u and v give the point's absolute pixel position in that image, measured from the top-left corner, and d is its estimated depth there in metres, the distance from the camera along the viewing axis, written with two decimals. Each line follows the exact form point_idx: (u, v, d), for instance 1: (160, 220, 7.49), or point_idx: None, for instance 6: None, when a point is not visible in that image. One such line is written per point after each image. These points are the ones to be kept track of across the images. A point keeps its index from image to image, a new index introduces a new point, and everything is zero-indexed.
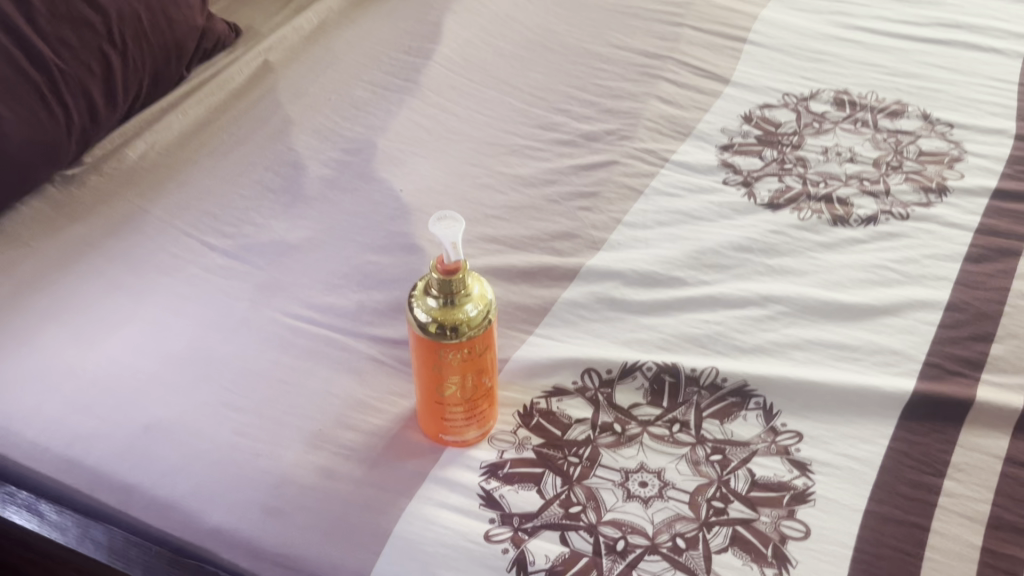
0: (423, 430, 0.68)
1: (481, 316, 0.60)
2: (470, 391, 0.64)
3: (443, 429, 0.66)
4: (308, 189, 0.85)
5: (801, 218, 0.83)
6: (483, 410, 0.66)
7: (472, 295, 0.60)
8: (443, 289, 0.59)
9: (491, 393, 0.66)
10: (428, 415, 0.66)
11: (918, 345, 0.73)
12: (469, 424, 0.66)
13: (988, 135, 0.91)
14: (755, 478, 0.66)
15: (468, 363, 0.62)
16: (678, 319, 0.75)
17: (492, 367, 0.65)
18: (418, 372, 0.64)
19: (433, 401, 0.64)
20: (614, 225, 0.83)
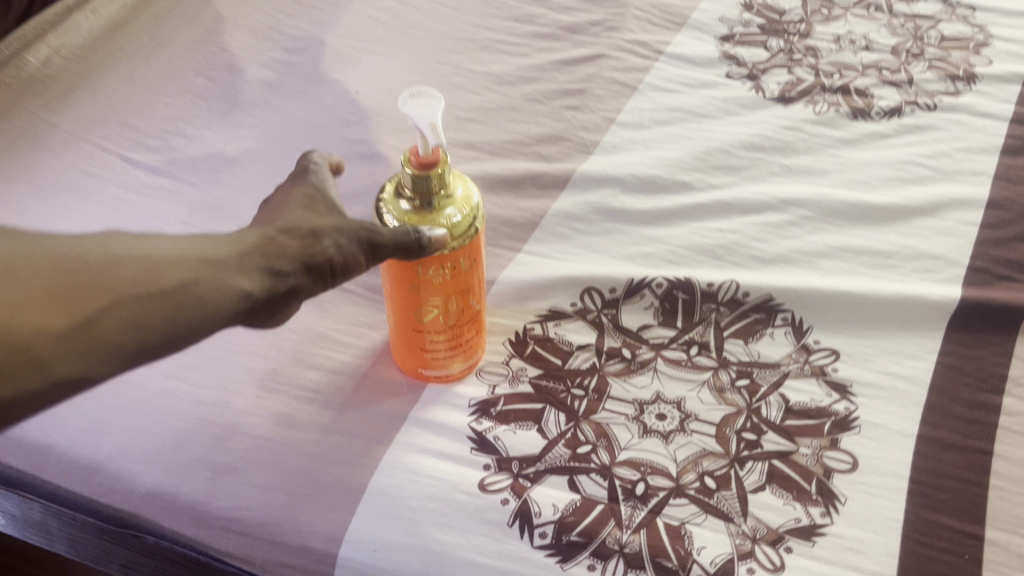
0: (399, 365, 0.57)
1: (464, 223, 0.48)
2: (454, 315, 0.53)
3: (422, 361, 0.56)
4: (246, 94, 0.73)
5: (817, 112, 0.73)
6: (469, 339, 0.56)
7: (453, 197, 0.48)
8: (417, 189, 0.47)
9: (478, 318, 0.56)
10: (403, 346, 0.55)
11: (960, 249, 0.64)
12: (454, 355, 0.56)
13: (1014, 18, 0.81)
14: (790, 404, 0.56)
15: (451, 283, 0.51)
16: (687, 229, 0.65)
17: (479, 287, 0.54)
18: (391, 296, 0.53)
19: (411, 330, 0.54)
20: (606, 125, 0.72)
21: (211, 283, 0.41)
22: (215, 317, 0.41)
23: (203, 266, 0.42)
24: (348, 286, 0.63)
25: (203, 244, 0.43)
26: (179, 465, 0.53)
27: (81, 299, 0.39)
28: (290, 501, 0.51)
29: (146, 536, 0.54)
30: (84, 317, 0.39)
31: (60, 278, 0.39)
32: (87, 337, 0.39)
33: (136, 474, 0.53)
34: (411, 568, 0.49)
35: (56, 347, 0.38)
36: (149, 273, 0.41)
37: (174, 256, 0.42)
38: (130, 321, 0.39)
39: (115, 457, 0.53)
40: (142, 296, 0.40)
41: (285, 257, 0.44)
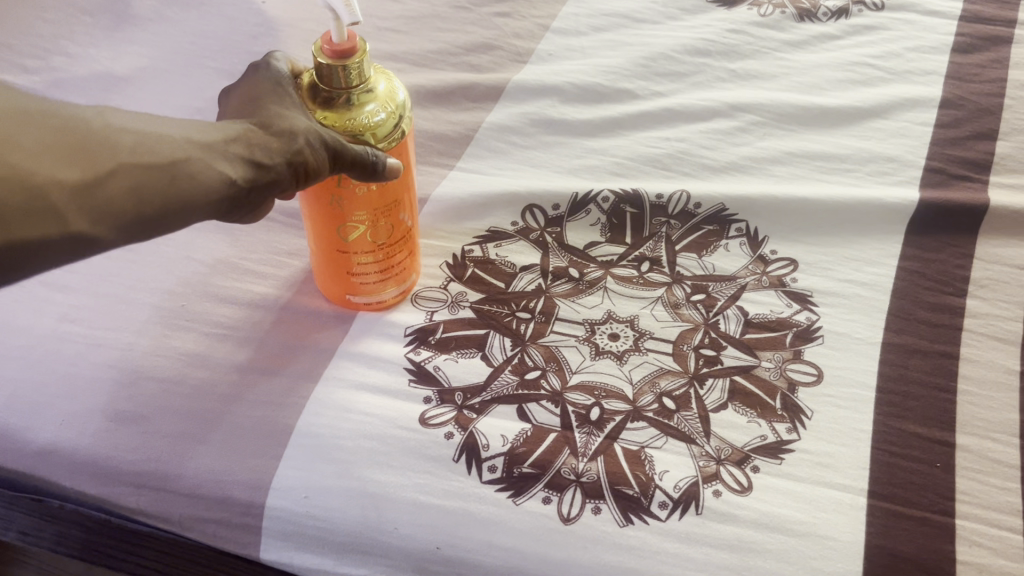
0: (324, 293, 0.52)
1: (389, 121, 0.43)
2: (384, 232, 0.48)
3: (350, 287, 0.50)
4: (138, 9, 0.65)
5: (761, 14, 0.69)
6: (403, 260, 0.51)
7: (376, 92, 0.42)
8: (334, 80, 0.41)
9: (412, 237, 0.51)
10: (328, 272, 0.50)
11: (915, 150, 0.61)
12: (387, 281, 0.51)
13: None
14: (748, 318, 0.53)
15: (379, 196, 0.46)
16: (632, 139, 0.61)
17: (410, 201, 0.49)
18: (309, 213, 0.47)
19: (336, 251, 0.48)
20: (540, 33, 0.67)
21: (203, 166, 0.41)
22: (205, 199, 0.41)
23: (195, 148, 0.41)
24: None
25: (194, 129, 0.42)
26: (77, 415, 0.47)
27: (91, 160, 0.39)
28: (206, 449, 0.46)
29: (46, 499, 0.49)
30: (95, 177, 0.39)
31: (72, 137, 0.39)
32: (95, 200, 0.39)
33: (27, 429, 0.47)
34: (346, 514, 0.44)
35: (69, 200, 0.38)
36: (153, 145, 0.40)
37: (171, 133, 0.41)
38: (133, 190, 0.39)
39: (1, 411, 0.47)
40: (146, 166, 0.40)
41: (266, 154, 0.42)
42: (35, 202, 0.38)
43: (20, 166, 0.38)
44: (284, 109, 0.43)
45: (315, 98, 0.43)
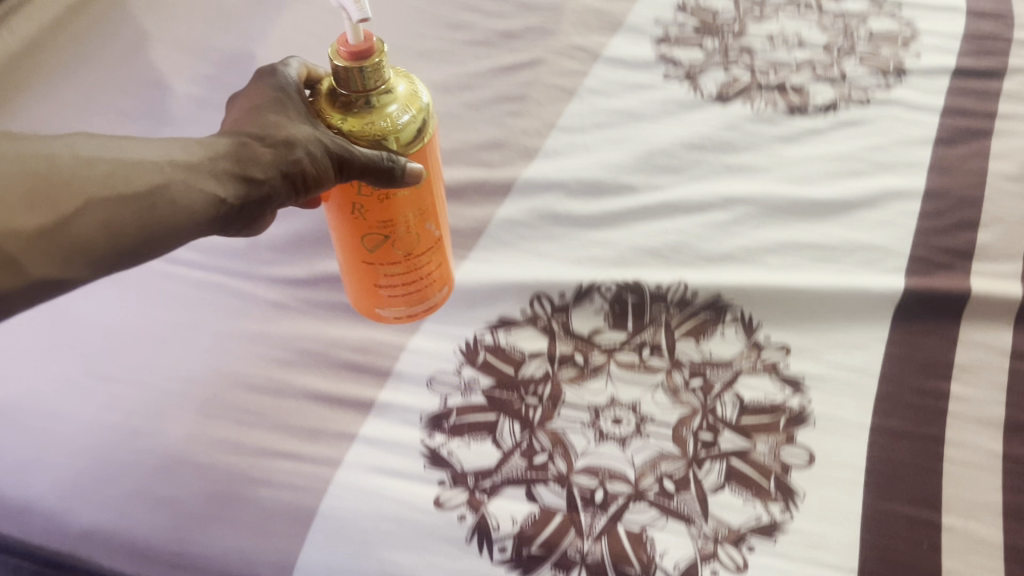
0: (361, 302, 0.57)
1: (411, 117, 0.48)
2: (412, 240, 0.53)
3: (380, 296, 0.55)
4: (176, 114, 0.70)
5: (754, 110, 0.74)
6: (431, 270, 0.56)
7: (395, 94, 0.47)
8: (352, 83, 0.46)
9: (441, 247, 0.56)
10: (360, 280, 0.55)
11: (901, 239, 0.65)
12: (415, 290, 0.56)
13: (939, 13, 0.83)
14: (744, 402, 0.56)
15: (397, 205, 0.51)
16: (633, 231, 0.65)
17: (439, 210, 0.54)
18: (338, 227, 0.52)
19: (364, 258, 0.53)
20: (547, 130, 0.72)
21: (185, 191, 0.46)
22: (189, 220, 0.47)
23: (174, 173, 0.47)
24: (288, 302, 0.60)
25: (176, 154, 0.47)
26: (118, 498, 0.50)
27: (58, 200, 0.43)
28: (237, 531, 0.49)
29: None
30: (64, 218, 0.43)
31: (35, 179, 0.43)
32: (64, 239, 0.43)
33: (71, 512, 0.50)
34: None
35: (47, 239, 0.43)
36: (124, 178, 0.45)
37: (142, 161, 0.46)
38: (104, 225, 0.44)
39: (48, 495, 0.51)
40: (118, 200, 0.45)
41: (261, 165, 0.48)
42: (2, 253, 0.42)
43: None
44: (279, 119, 0.49)
45: (338, 103, 0.48)
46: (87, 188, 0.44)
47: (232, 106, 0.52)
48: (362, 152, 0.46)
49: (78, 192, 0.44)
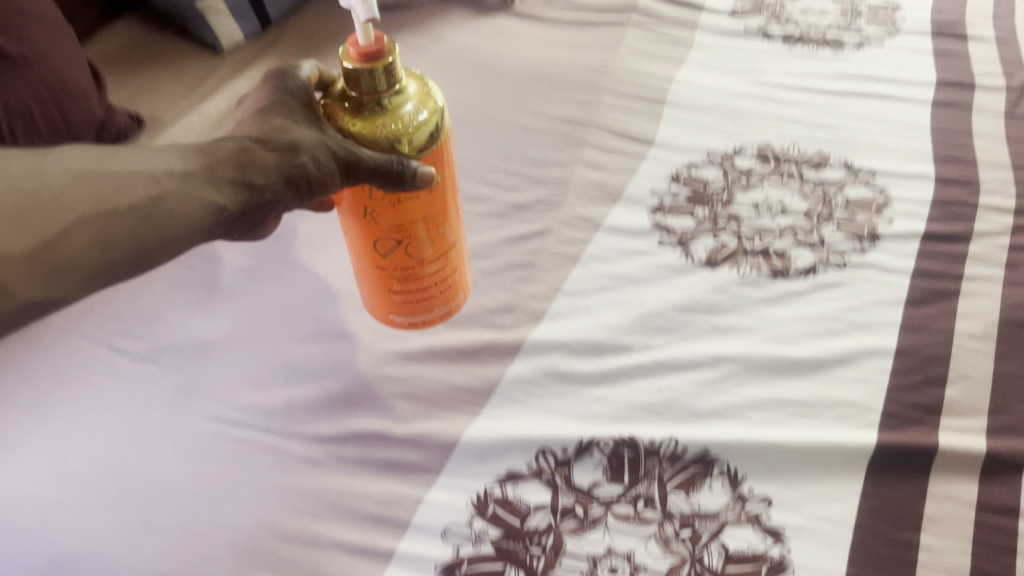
0: (381, 298, 0.71)
1: (418, 119, 0.59)
2: (422, 245, 0.67)
3: (393, 299, 0.71)
4: (225, 284, 0.80)
5: (741, 274, 0.82)
6: (442, 275, 0.71)
7: (405, 96, 0.58)
8: (367, 86, 0.57)
9: (450, 254, 0.70)
10: (378, 284, 0.69)
11: (875, 395, 0.71)
12: (426, 296, 0.71)
13: (910, 180, 0.91)
14: (729, 552, 0.62)
15: (404, 218, 0.64)
16: (630, 388, 0.72)
17: (448, 220, 0.68)
18: (356, 237, 0.66)
19: (380, 261, 0.67)
20: (553, 294, 0.80)
21: (182, 199, 0.57)
22: (183, 226, 0.57)
23: (173, 183, 0.57)
24: (321, 457, 0.67)
25: (176, 165, 0.58)
26: None
27: (53, 222, 0.53)
28: None
29: None
30: (59, 237, 0.53)
31: (36, 204, 0.53)
32: (59, 255, 0.53)
33: None
34: None
35: (53, 249, 0.53)
36: (118, 199, 0.55)
37: (139, 178, 0.57)
38: (96, 240, 0.54)
39: None
40: (115, 215, 0.55)
41: (263, 172, 0.59)
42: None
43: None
44: (284, 124, 0.61)
45: (354, 104, 0.59)
46: (88, 205, 0.54)
47: (243, 119, 0.64)
48: (371, 155, 0.58)
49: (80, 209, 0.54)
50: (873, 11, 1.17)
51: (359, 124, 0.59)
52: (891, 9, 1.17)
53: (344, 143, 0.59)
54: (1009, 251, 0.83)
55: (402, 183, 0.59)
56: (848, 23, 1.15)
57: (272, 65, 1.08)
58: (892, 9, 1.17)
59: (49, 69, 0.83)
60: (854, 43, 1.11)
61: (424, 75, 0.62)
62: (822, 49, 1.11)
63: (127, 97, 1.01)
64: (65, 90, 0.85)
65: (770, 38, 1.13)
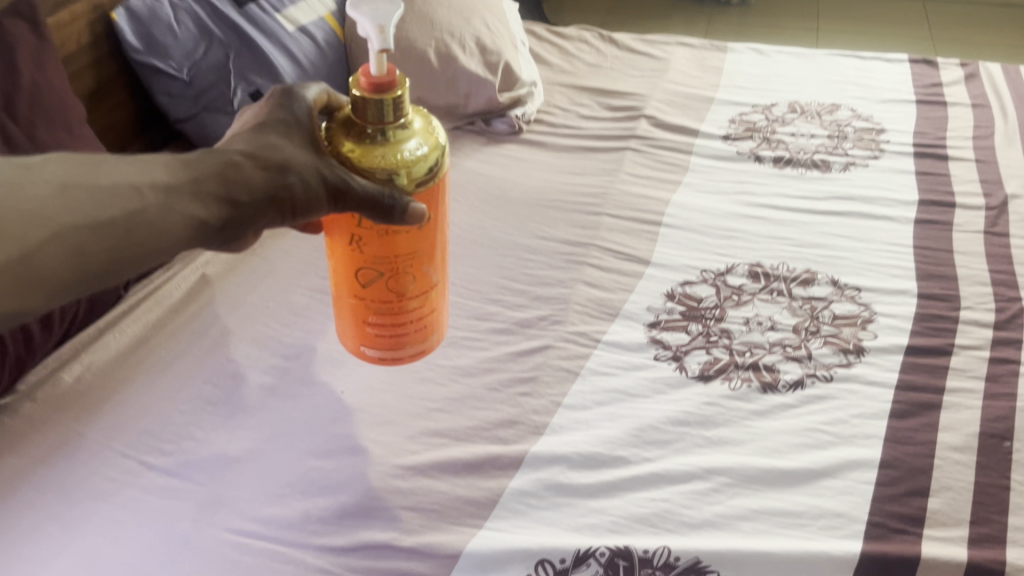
0: (357, 331, 0.69)
1: (419, 153, 0.59)
2: (404, 279, 0.65)
3: (367, 331, 0.68)
4: (248, 400, 0.86)
5: (732, 387, 0.86)
6: (422, 315, 0.69)
7: (408, 131, 0.59)
8: (370, 115, 0.57)
9: (431, 294, 0.68)
10: (354, 314, 0.67)
11: (860, 506, 0.75)
12: (402, 332, 0.69)
13: (894, 295, 0.96)
14: None
15: (389, 249, 0.62)
16: (626, 500, 0.76)
17: (434, 260, 0.67)
18: (340, 265, 0.65)
19: (360, 291, 0.65)
20: (554, 408, 0.85)
21: (164, 213, 0.55)
22: (163, 239, 0.55)
23: (156, 197, 0.55)
24: (334, 568, 0.71)
25: (161, 178, 0.56)
26: None
27: (23, 232, 0.49)
28: None
29: None
30: (33, 247, 0.50)
31: (4, 213, 0.49)
32: (35, 268, 0.50)
33: None
34: None
35: (28, 263, 0.50)
36: (96, 211, 0.52)
37: (122, 189, 0.54)
38: (73, 253, 0.51)
39: None
40: (92, 228, 0.52)
41: (249, 190, 0.59)
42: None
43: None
44: (278, 141, 0.61)
45: (354, 133, 0.59)
46: (68, 216, 0.51)
47: (237, 132, 0.63)
48: (363, 184, 0.58)
49: (58, 221, 0.51)
50: (858, 134, 1.25)
51: (358, 153, 0.59)
52: (875, 132, 1.25)
53: (336, 169, 0.59)
54: (989, 364, 0.88)
55: (392, 217, 0.58)
56: (835, 145, 1.23)
57: None
58: (877, 132, 1.25)
59: None
60: (841, 164, 1.19)
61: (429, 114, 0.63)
62: (810, 171, 1.18)
63: None
64: None
65: (761, 160, 1.21)
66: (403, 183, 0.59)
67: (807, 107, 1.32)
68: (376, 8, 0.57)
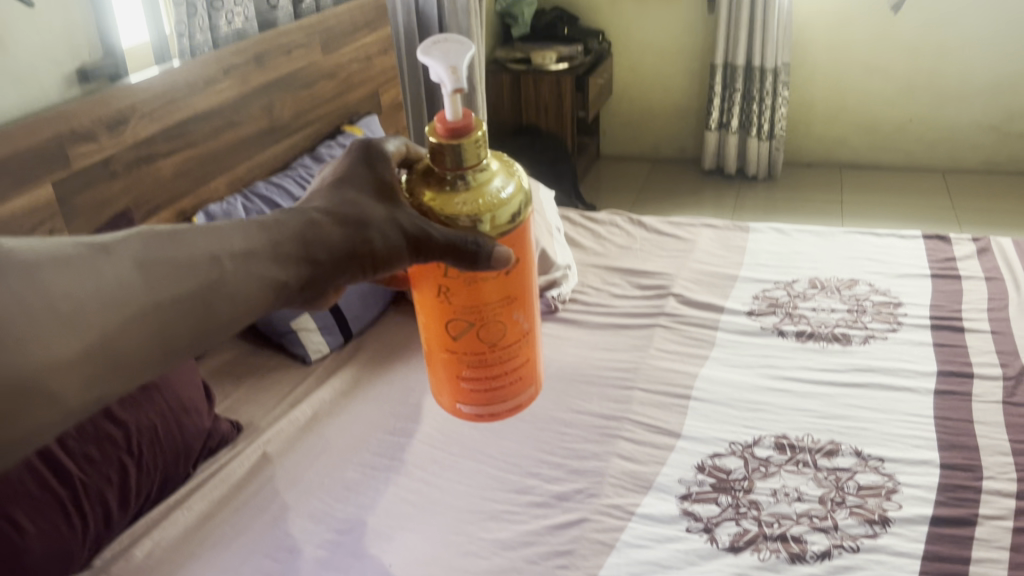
0: (449, 391, 0.64)
1: (502, 196, 0.56)
2: (495, 328, 0.60)
3: (461, 387, 0.63)
4: (302, 572, 0.92)
5: (761, 558, 0.90)
6: (516, 365, 0.63)
7: (489, 176, 0.56)
8: (449, 160, 0.55)
9: (524, 342, 0.63)
10: (447, 369, 0.62)
11: None
12: (497, 386, 0.63)
13: (917, 465, 1.00)
14: None
15: (478, 301, 0.58)
16: None
17: (525, 306, 0.62)
18: (427, 321, 0.61)
19: (451, 343, 0.60)
20: None
21: (242, 280, 0.50)
22: (244, 308, 0.51)
23: (234, 266, 0.50)
24: None
25: (238, 244, 0.51)
26: None
27: (103, 314, 0.43)
28: None
29: None
30: (115, 329, 0.44)
31: (82, 297, 0.43)
32: (118, 354, 0.44)
33: None
34: None
35: (110, 351, 0.43)
36: (175, 284, 0.47)
37: (197, 260, 0.49)
38: (155, 330, 0.45)
39: None
40: (171, 303, 0.46)
41: (329, 247, 0.56)
42: (47, 383, 0.40)
43: (25, 349, 0.40)
44: (358, 196, 0.58)
45: (434, 185, 0.57)
46: (144, 292, 0.45)
47: (314, 189, 0.61)
48: (445, 232, 0.55)
49: (134, 300, 0.45)
50: (877, 307, 1.32)
51: (439, 204, 0.56)
52: (893, 305, 1.32)
53: (416, 218, 0.56)
54: (1013, 534, 0.90)
55: (477, 266, 0.54)
56: (855, 318, 1.30)
57: (352, 372, 1.26)
58: (894, 305, 1.32)
59: (176, 394, 1.05)
60: (860, 337, 1.25)
61: (509, 159, 0.60)
62: (831, 344, 1.25)
63: (230, 406, 1.20)
64: (184, 407, 1.05)
65: (785, 334, 1.28)
66: (488, 229, 0.56)
67: (827, 282, 1.40)
68: (446, 49, 0.55)
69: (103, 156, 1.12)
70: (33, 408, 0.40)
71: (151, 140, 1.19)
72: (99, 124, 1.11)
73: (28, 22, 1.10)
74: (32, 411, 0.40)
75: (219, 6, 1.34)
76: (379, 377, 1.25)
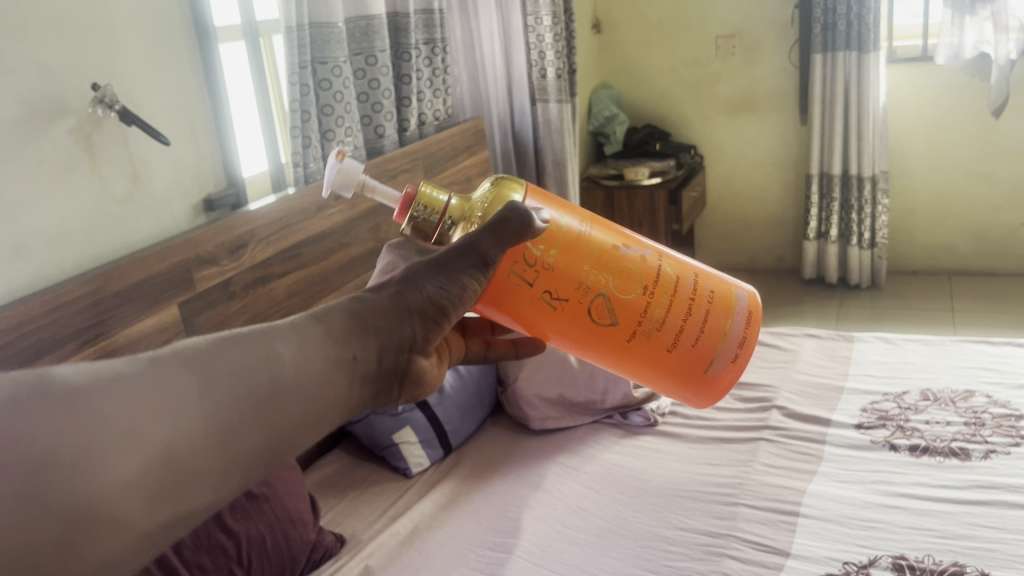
0: (686, 368, 0.62)
1: None
2: (621, 279, 0.59)
3: (676, 355, 0.61)
4: None
5: None
6: (688, 290, 0.62)
7: None
8: None
9: (665, 266, 0.61)
10: (652, 358, 0.61)
11: None
12: (694, 320, 0.62)
13: None
14: None
15: (579, 272, 0.58)
16: None
17: (622, 240, 0.61)
18: (598, 345, 0.60)
19: (621, 331, 0.59)
20: None
21: (326, 362, 0.41)
22: (324, 392, 0.40)
23: (311, 349, 0.40)
24: None
25: (315, 327, 0.41)
26: None
27: (160, 420, 0.33)
28: None
29: None
30: (173, 436, 0.34)
31: (136, 405, 0.33)
32: (183, 469, 0.34)
33: None
34: None
35: (172, 465, 0.33)
36: (243, 377, 0.37)
37: (271, 349, 0.39)
38: (224, 432, 0.35)
39: None
40: (241, 399, 0.36)
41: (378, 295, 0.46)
42: (97, 517, 0.31)
43: (64, 480, 0.30)
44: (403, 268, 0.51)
45: None
46: (210, 391, 0.35)
47: None
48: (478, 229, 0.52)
49: (201, 403, 0.35)
50: (997, 420, 1.25)
51: None
52: (1015, 418, 1.25)
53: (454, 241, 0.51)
54: None
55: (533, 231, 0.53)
56: (973, 431, 1.24)
57: (453, 484, 1.27)
58: (1016, 417, 1.25)
59: (283, 505, 1.09)
60: (981, 452, 1.19)
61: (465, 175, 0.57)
62: (949, 459, 1.19)
63: (333, 519, 1.22)
64: (290, 519, 1.09)
65: (897, 448, 1.22)
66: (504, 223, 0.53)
67: (941, 393, 1.34)
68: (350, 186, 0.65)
69: (224, 278, 1.20)
70: (81, 547, 0.31)
71: (266, 263, 1.27)
72: (221, 250, 1.19)
73: (164, 159, 1.21)
74: (72, 554, 0.30)
75: (331, 136, 1.43)
76: (478, 490, 1.25)
